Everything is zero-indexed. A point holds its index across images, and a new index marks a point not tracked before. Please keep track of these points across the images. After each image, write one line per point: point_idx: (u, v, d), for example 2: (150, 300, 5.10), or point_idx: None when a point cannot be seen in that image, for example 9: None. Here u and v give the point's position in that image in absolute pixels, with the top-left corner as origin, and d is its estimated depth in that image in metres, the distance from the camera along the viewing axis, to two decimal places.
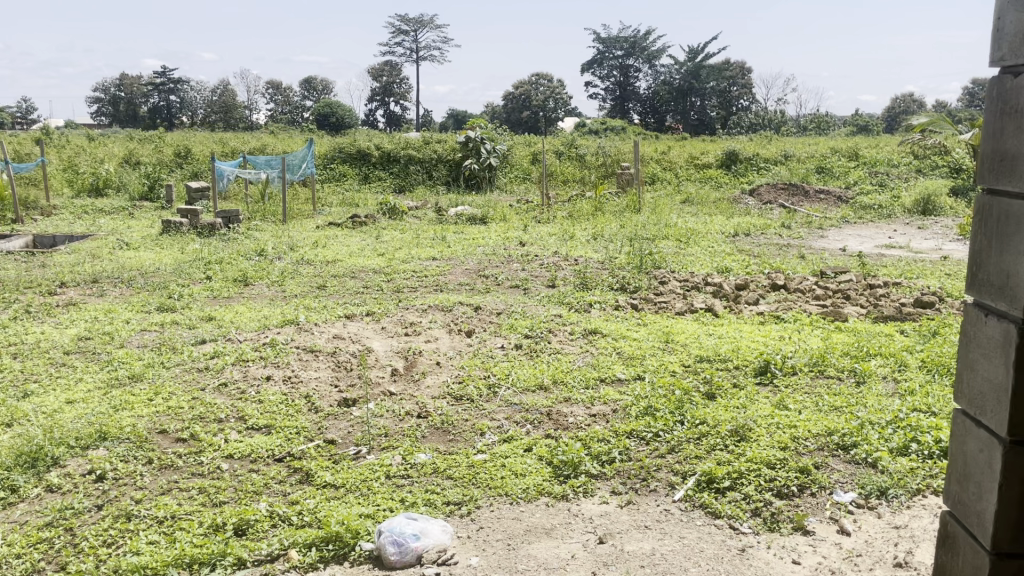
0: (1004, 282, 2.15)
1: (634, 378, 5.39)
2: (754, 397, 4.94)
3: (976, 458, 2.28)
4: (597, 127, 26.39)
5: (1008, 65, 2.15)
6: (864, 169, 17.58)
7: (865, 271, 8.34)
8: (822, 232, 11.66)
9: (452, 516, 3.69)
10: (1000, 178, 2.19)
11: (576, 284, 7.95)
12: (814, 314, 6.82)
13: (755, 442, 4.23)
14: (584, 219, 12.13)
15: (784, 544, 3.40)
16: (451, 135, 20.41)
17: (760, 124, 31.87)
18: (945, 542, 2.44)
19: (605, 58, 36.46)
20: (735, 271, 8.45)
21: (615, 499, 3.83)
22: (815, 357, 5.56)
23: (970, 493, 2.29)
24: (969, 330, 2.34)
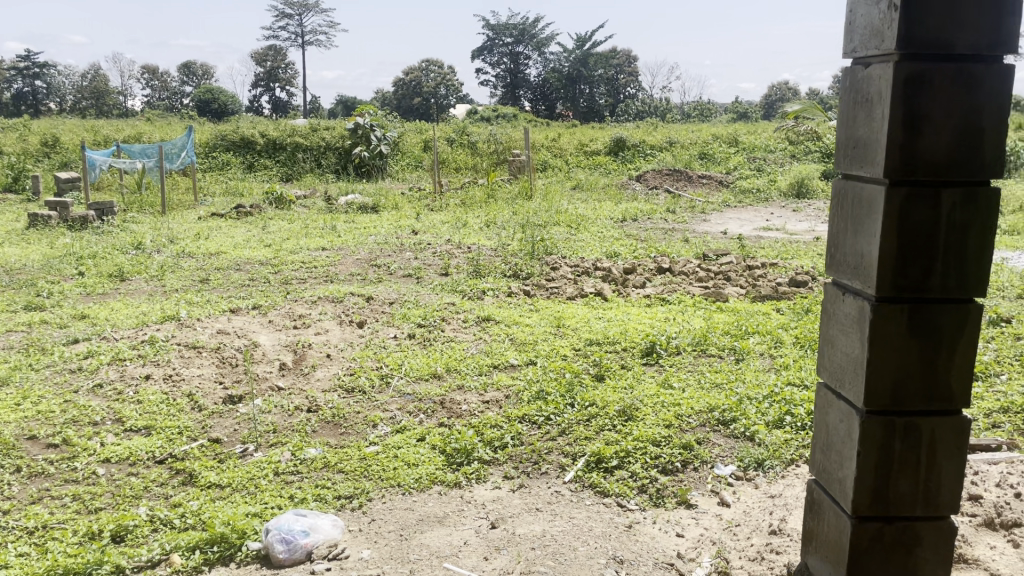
0: (858, 261, 2.30)
1: (526, 363, 5.46)
2: (640, 377, 5.10)
3: (836, 427, 2.42)
4: (490, 114, 26.45)
5: (859, 56, 2.30)
6: (743, 155, 18.32)
7: (745, 253, 8.70)
8: (705, 216, 12.09)
9: (343, 511, 3.64)
10: (853, 163, 2.32)
11: (469, 271, 7.96)
12: (697, 295, 7.08)
13: (641, 421, 4.36)
14: (477, 206, 12.15)
15: (669, 519, 3.53)
16: (340, 122, 20.01)
17: (646, 112, 32.74)
18: (811, 508, 2.59)
19: (496, 46, 36.51)
20: (623, 255, 8.66)
21: (508, 484, 3.88)
22: (698, 337, 5.77)
23: (832, 460, 2.44)
24: (828, 308, 2.48)
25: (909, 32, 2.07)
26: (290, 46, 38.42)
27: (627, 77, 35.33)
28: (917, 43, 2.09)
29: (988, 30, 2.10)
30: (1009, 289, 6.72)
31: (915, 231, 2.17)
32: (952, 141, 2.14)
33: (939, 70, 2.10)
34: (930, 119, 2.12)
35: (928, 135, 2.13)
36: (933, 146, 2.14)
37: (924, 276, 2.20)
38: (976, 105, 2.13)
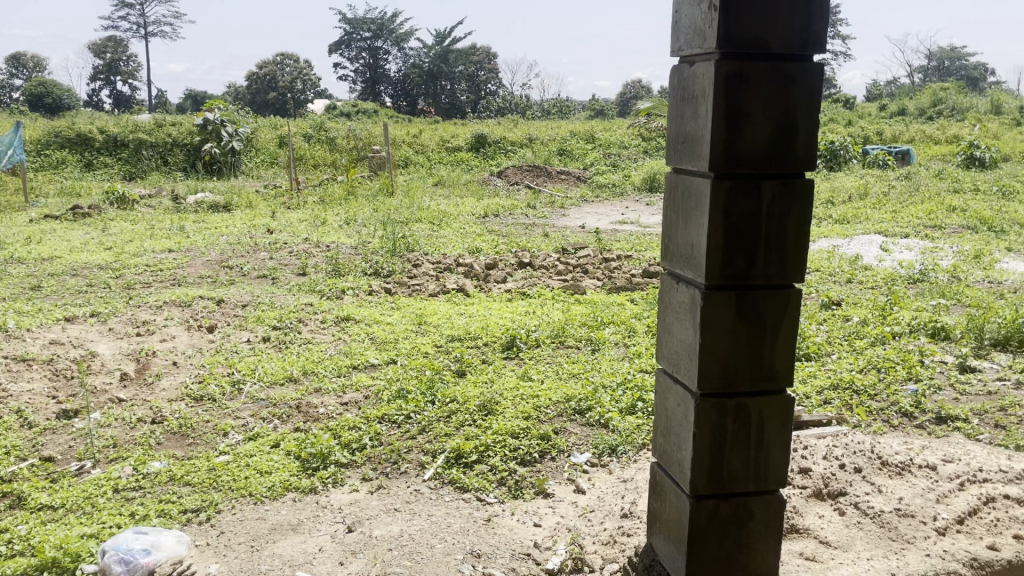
0: (690, 252, 2.41)
1: (387, 362, 5.38)
2: (500, 371, 5.13)
3: (675, 411, 2.52)
4: (349, 109, 25.99)
5: (684, 55, 2.40)
6: (600, 151, 18.84)
7: (602, 246, 8.95)
8: (564, 210, 12.35)
9: (189, 525, 3.47)
10: (683, 157, 2.43)
11: (328, 270, 7.78)
12: (556, 288, 7.22)
13: (500, 414, 4.40)
14: (336, 204, 11.90)
15: (527, 510, 3.57)
16: (189, 117, 19.07)
17: (507, 109, 33.15)
18: (655, 490, 2.68)
19: (353, 40, 35.74)
20: (485, 251, 8.70)
21: (365, 486, 3.81)
22: (556, 329, 5.88)
23: (672, 443, 2.54)
24: (665, 297, 2.59)
25: (727, 32, 2.18)
26: (132, 37, 36.30)
27: (488, 73, 35.57)
28: (735, 41, 2.19)
29: (799, 31, 2.24)
30: (839, 274, 7.24)
31: (740, 222, 2.29)
32: (770, 137, 2.27)
33: (756, 68, 2.22)
34: (749, 115, 2.24)
35: (748, 130, 2.25)
36: (753, 140, 2.26)
37: (748, 264, 2.33)
38: (791, 102, 2.27)
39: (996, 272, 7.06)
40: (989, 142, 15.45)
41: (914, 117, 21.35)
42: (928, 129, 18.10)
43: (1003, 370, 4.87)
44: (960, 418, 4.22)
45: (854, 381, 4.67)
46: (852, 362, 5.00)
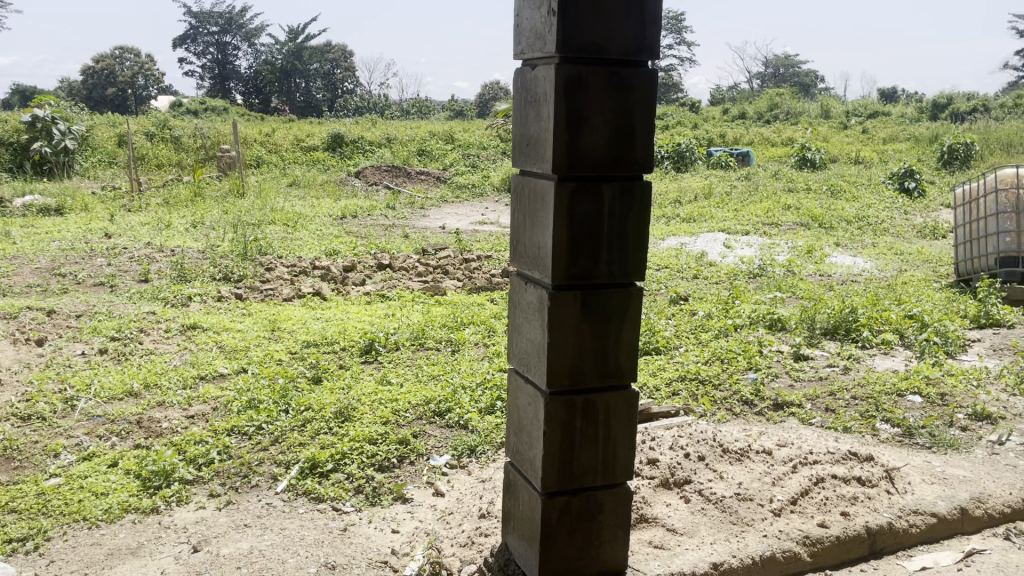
0: (537, 253, 2.44)
1: (237, 372, 5.16)
2: (359, 376, 5.03)
3: (525, 409, 2.55)
4: (197, 107, 24.78)
5: (527, 58, 2.43)
6: (459, 152, 18.87)
7: (462, 247, 8.95)
8: (424, 211, 12.27)
9: (13, 556, 3.19)
10: (527, 160, 2.45)
11: (173, 276, 7.38)
12: (416, 290, 7.16)
13: (358, 421, 4.30)
14: (182, 206, 11.31)
15: (385, 516, 3.51)
16: (14, 113, 17.60)
17: (364, 108, 32.60)
18: (508, 489, 2.70)
19: (200, 35, 34.06)
20: (342, 253, 8.52)
21: (213, 503, 3.63)
22: (415, 331, 5.83)
23: (524, 442, 2.56)
24: (514, 297, 2.61)
25: (566, 36, 2.22)
26: None
27: (344, 72, 34.95)
28: (573, 46, 2.24)
29: (634, 36, 2.30)
30: (687, 270, 7.57)
31: (583, 222, 2.35)
32: (609, 139, 2.33)
33: (594, 73, 2.27)
34: (589, 118, 2.29)
35: (588, 133, 2.30)
36: (593, 143, 2.31)
37: (592, 263, 2.38)
38: (628, 107, 2.34)
39: (825, 266, 7.60)
40: (818, 145, 16.62)
41: (753, 121, 22.67)
42: (765, 132, 19.27)
43: (832, 358, 5.24)
44: (795, 403, 4.51)
45: (699, 372, 4.89)
46: (698, 354, 5.23)
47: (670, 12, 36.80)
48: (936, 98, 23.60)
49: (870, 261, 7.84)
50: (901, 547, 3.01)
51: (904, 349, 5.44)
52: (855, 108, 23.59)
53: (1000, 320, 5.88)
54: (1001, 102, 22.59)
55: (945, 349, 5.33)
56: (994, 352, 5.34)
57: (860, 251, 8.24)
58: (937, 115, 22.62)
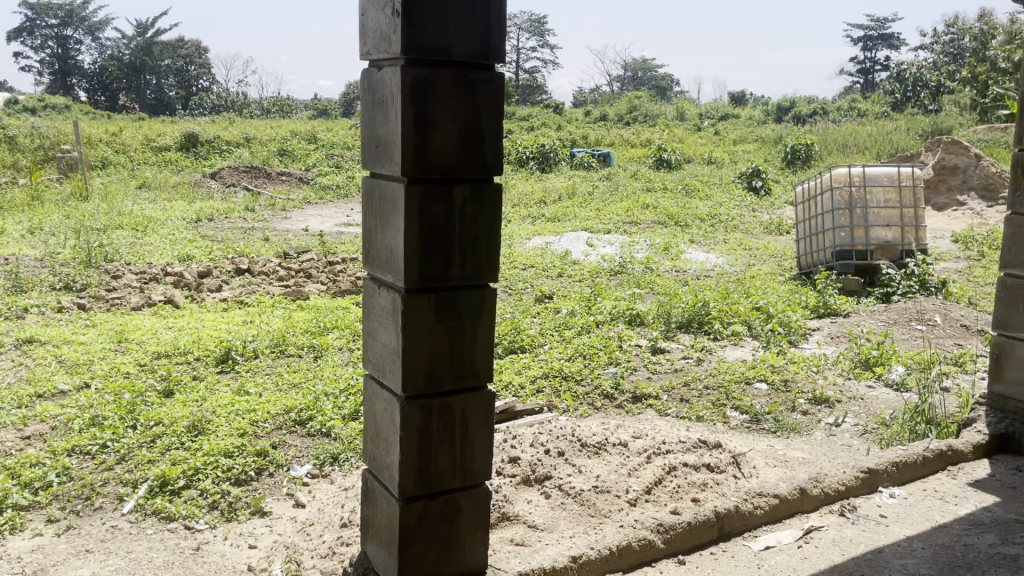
0: (388, 256, 2.41)
1: (80, 387, 4.83)
2: (214, 387, 4.82)
3: (381, 415, 2.51)
4: (34, 104, 23.04)
5: (373, 59, 2.39)
6: (323, 152, 18.45)
7: (325, 249, 8.75)
8: (285, 213, 11.92)
9: None
10: (377, 161, 2.42)
11: (7, 286, 6.83)
12: (276, 295, 6.94)
13: (213, 434, 4.12)
14: (17, 210, 10.48)
15: (241, 532, 3.39)
16: None
17: (222, 106, 31.32)
18: (367, 497, 2.65)
19: (36, 27, 31.72)
20: (198, 258, 8.15)
21: (51, 529, 3.39)
22: (275, 338, 5.64)
23: (380, 449, 2.53)
24: (367, 302, 2.56)
25: (412, 38, 2.20)
26: None
27: (198, 68, 33.48)
28: (419, 48, 2.23)
29: (480, 40, 2.31)
30: (551, 269, 7.70)
31: (434, 225, 2.34)
32: (458, 142, 2.33)
33: (440, 75, 2.27)
34: (437, 121, 2.29)
35: (436, 136, 2.29)
36: (441, 146, 2.31)
37: (445, 266, 2.38)
38: (476, 109, 2.34)
39: (681, 262, 7.94)
40: (674, 146, 17.33)
41: (614, 122, 23.38)
42: (625, 133, 19.91)
43: (687, 350, 5.47)
44: (652, 395, 4.68)
45: (562, 368, 4.99)
46: (561, 351, 5.33)
47: (533, 15, 37.41)
48: (779, 102, 25.11)
49: (721, 257, 8.24)
50: (747, 528, 3.14)
51: (751, 340, 5.75)
52: (707, 110, 24.79)
53: (837, 309, 6.32)
54: (837, 106, 24.32)
55: (788, 338, 5.68)
56: (832, 340, 5.73)
57: (712, 247, 8.66)
58: (782, 117, 24.10)
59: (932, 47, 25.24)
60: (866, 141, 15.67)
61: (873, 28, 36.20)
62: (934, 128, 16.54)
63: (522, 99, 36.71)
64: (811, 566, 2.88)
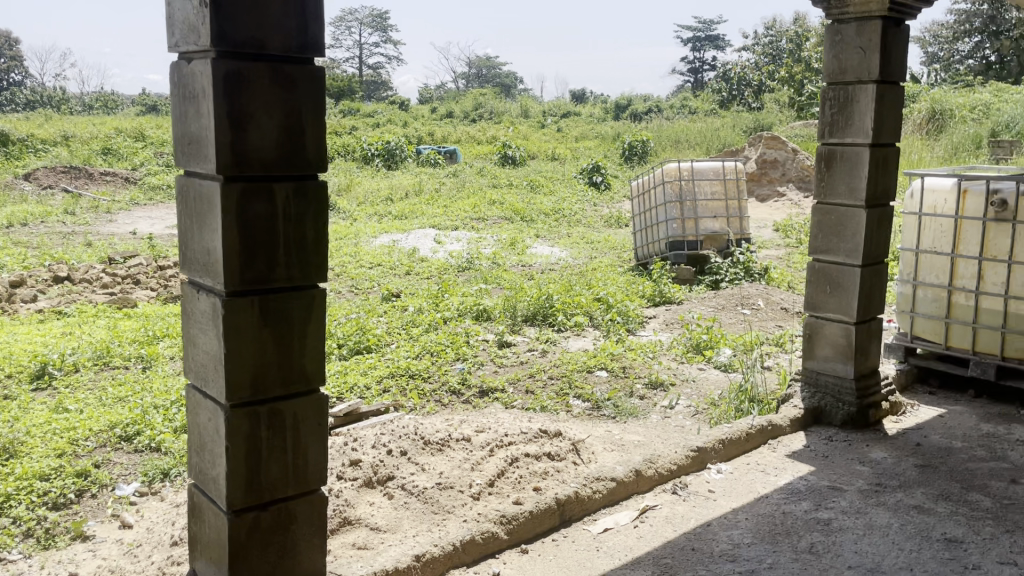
0: (206, 258, 2.29)
1: None
2: (28, 406, 4.44)
3: (206, 425, 2.39)
4: None
5: (182, 51, 2.27)
6: (153, 151, 17.43)
7: (155, 253, 8.26)
8: (110, 216, 11.15)
9: None
10: (190, 159, 2.30)
11: None
12: (100, 304, 6.48)
13: (26, 456, 3.79)
14: None
15: (59, 559, 3.14)
16: None
17: (36, 102, 28.92)
18: (193, 512, 2.52)
19: None
20: (9, 266, 7.47)
21: None
22: (99, 350, 5.27)
23: (205, 460, 2.41)
24: (186, 307, 2.43)
25: (221, 31, 2.11)
26: None
27: (8, 61, 30.78)
28: (231, 41, 2.13)
29: (297, 32, 2.24)
30: (398, 267, 7.62)
31: (255, 225, 2.25)
32: (278, 138, 2.25)
33: (256, 69, 2.18)
34: (254, 116, 2.20)
35: (253, 132, 2.20)
36: (259, 142, 2.22)
37: (268, 268, 2.30)
38: (296, 104, 2.27)
39: (526, 257, 8.08)
40: (519, 143, 17.61)
41: (459, 119, 23.49)
42: (470, 130, 20.03)
43: (532, 342, 5.58)
44: (498, 389, 4.72)
45: (408, 367, 4.94)
46: (407, 350, 5.29)
47: (375, 10, 36.90)
48: (617, 100, 26.06)
49: (564, 250, 8.46)
50: (587, 513, 3.23)
51: (593, 329, 5.94)
52: (550, 108, 25.38)
53: (671, 297, 6.65)
54: (671, 104, 25.55)
55: (626, 326, 5.91)
56: (666, 327, 6.01)
57: (556, 242, 8.87)
58: (620, 114, 25.05)
59: (753, 49, 27.00)
60: (697, 138, 16.55)
61: (701, 30, 38.28)
62: (756, 125, 17.73)
63: (367, 95, 36.13)
64: (646, 544, 3.00)
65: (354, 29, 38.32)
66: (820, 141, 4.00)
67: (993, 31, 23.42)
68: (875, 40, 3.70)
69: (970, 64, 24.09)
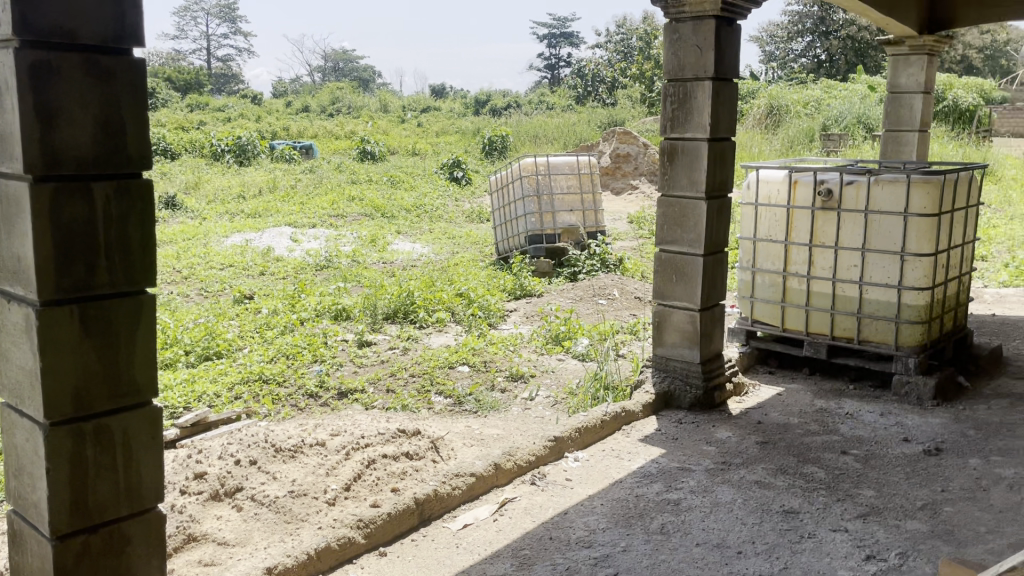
0: (17, 265, 2.11)
1: None
2: None
3: (24, 446, 2.20)
4: None
5: None
6: None
7: None
8: None
9: None
10: None
11: None
12: None
13: None
14: None
15: None
16: None
17: None
18: (15, 541, 2.32)
19: None
20: None
21: None
22: None
23: (26, 484, 2.22)
24: None
25: (22, 18, 1.93)
26: None
27: None
28: (35, 28, 1.96)
29: (113, 20, 2.08)
30: (252, 267, 7.34)
31: (71, 228, 2.09)
32: (95, 134, 2.09)
33: (65, 60, 2.02)
34: (65, 110, 2.03)
35: (65, 128, 2.04)
36: (73, 139, 2.06)
37: (89, 273, 2.14)
38: (113, 98, 2.12)
39: (387, 254, 7.97)
40: (378, 137, 17.35)
41: (316, 114, 22.91)
42: (328, 125, 19.57)
43: (393, 340, 5.50)
44: (357, 389, 4.63)
45: (263, 371, 4.76)
46: (261, 353, 5.09)
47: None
48: (477, 95, 26.15)
49: (426, 246, 8.42)
50: (446, 510, 3.20)
51: (454, 325, 5.93)
52: (409, 102, 25.17)
53: (531, 291, 6.74)
54: (529, 99, 25.92)
55: (488, 321, 5.95)
56: (526, 319, 6.09)
57: (417, 238, 8.80)
58: (480, 110, 25.19)
59: (606, 46, 27.78)
60: (554, 132, 16.87)
61: (555, 26, 39.04)
62: (610, 121, 18.27)
63: (217, 88, 34.60)
64: (505, 537, 3.01)
65: (201, 18, 36.60)
66: (663, 136, 4.15)
67: (822, 32, 25.14)
68: (710, 39, 3.87)
69: (803, 61, 25.75)
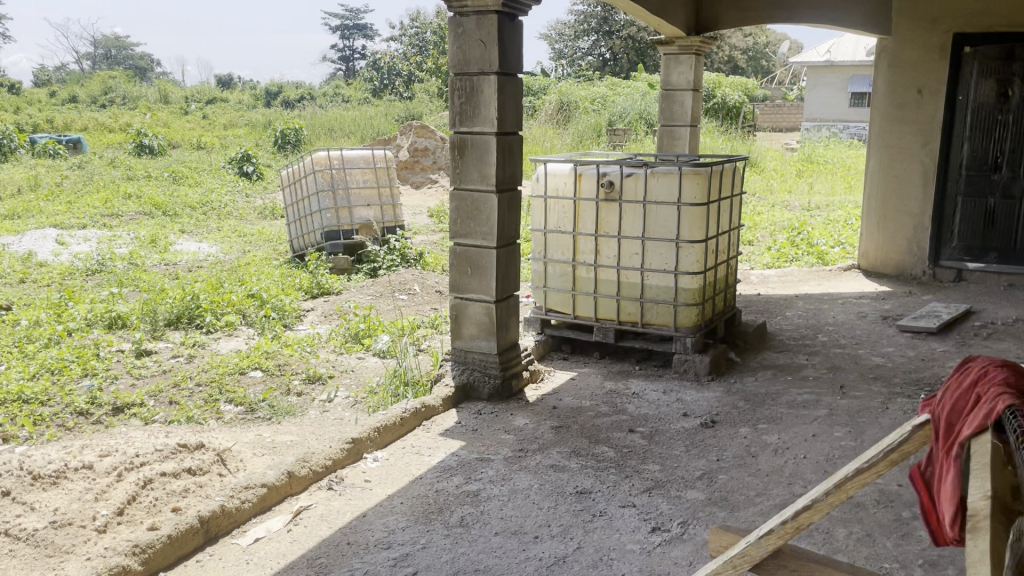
0: None
1: None
2: None
3: None
4: None
5: None
6: None
7: None
8: None
9: None
10: None
11: None
12: None
13: None
14: None
15: None
16: None
17: None
18: None
19: None
20: None
21: None
22: None
23: None
24: None
25: None
26: None
27: None
28: None
29: None
30: (9, 275, 6.58)
31: None
32: None
33: None
34: None
35: None
36: None
37: None
38: None
39: (170, 255, 7.45)
40: (158, 131, 16.17)
41: (86, 105, 21.00)
42: (100, 117, 18.00)
43: (176, 348, 5.14)
44: (136, 403, 4.27)
45: (22, 391, 4.26)
46: (20, 370, 4.56)
47: None
48: (267, 87, 25.12)
49: (213, 245, 7.95)
50: (235, 525, 3.03)
51: (246, 328, 5.64)
52: (194, 93, 23.70)
53: (329, 288, 6.56)
54: (324, 92, 25.27)
55: (282, 322, 5.71)
56: (324, 319, 5.91)
57: (204, 237, 8.30)
58: (272, 102, 24.24)
59: (400, 39, 27.66)
60: (350, 126, 16.54)
61: (348, 18, 38.34)
62: (407, 114, 18.18)
63: None
64: (299, 547, 2.89)
65: None
66: (452, 130, 4.15)
67: (605, 32, 26.51)
68: (493, 33, 3.92)
69: (590, 59, 27.01)
